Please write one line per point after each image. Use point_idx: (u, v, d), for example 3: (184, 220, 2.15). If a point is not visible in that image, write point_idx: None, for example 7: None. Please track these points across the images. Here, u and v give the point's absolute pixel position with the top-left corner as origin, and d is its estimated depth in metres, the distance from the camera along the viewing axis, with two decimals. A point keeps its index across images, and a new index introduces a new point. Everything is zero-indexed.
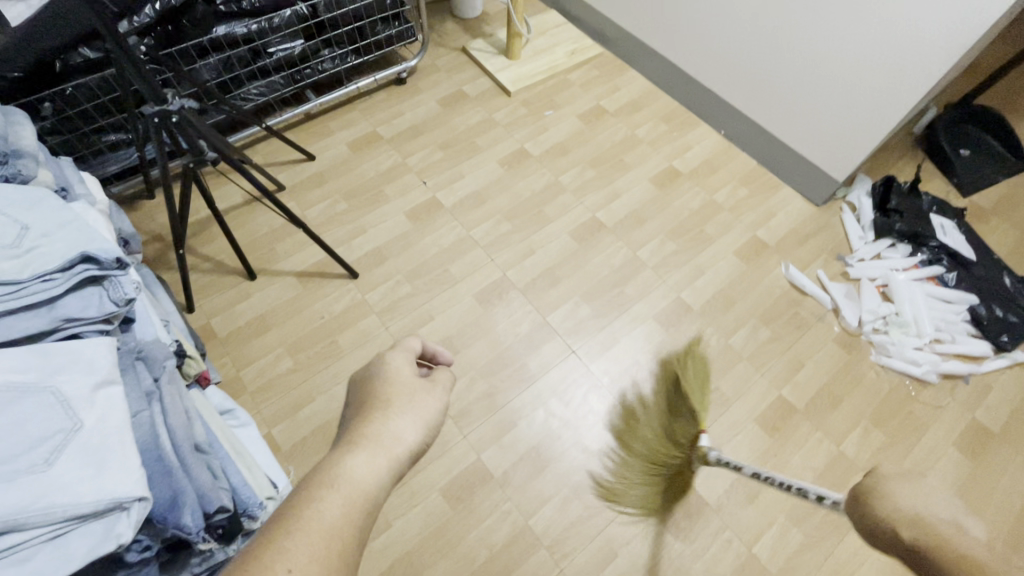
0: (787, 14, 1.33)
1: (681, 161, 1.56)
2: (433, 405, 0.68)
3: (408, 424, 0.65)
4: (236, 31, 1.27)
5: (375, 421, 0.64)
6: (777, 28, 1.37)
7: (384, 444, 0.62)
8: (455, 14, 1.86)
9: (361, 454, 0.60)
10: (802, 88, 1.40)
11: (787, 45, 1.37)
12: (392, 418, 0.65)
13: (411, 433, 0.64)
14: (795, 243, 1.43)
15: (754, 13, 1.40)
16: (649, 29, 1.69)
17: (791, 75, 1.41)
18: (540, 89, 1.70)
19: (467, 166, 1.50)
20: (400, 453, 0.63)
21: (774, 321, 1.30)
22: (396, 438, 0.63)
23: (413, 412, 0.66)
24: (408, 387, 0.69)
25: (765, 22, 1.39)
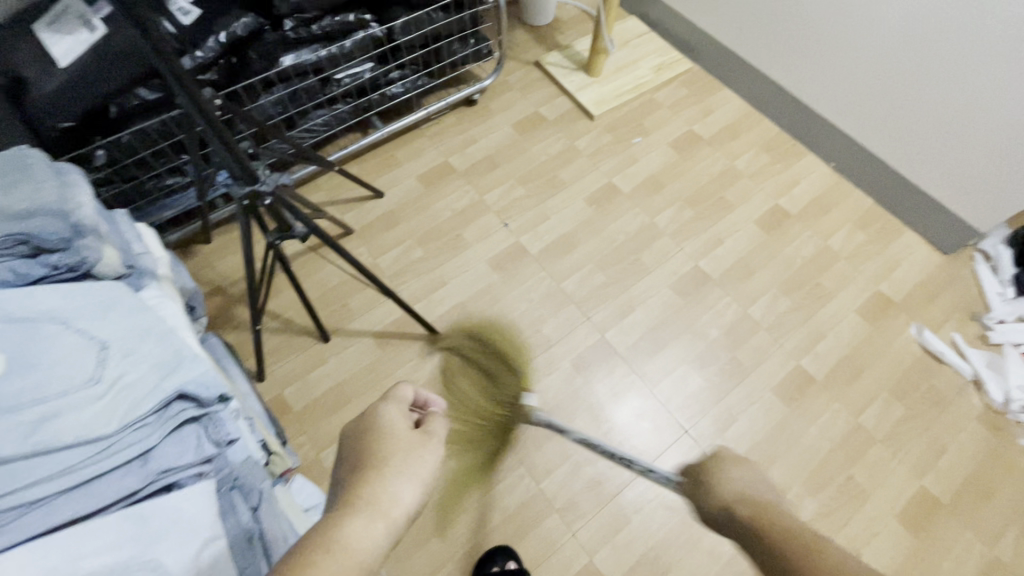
0: (942, 42, 1.13)
1: (788, 199, 1.40)
2: (431, 459, 0.62)
3: (406, 484, 0.58)
4: (305, 60, 1.10)
5: (372, 482, 0.58)
6: (925, 57, 1.17)
7: (382, 508, 0.55)
8: (525, 22, 1.68)
9: (358, 519, 0.53)
10: (947, 126, 1.21)
11: (934, 78, 1.18)
12: (390, 480, 0.58)
13: (409, 495, 0.58)
14: (924, 300, 1.27)
15: (896, 37, 1.20)
16: (752, 44, 1.51)
17: (934, 110, 1.22)
18: (625, 110, 1.53)
19: (551, 206, 1.35)
20: (399, 517, 0.55)
21: (908, 395, 1.16)
22: (393, 502, 0.56)
23: (410, 470, 0.60)
24: (403, 443, 0.63)
25: (910, 50, 1.19)
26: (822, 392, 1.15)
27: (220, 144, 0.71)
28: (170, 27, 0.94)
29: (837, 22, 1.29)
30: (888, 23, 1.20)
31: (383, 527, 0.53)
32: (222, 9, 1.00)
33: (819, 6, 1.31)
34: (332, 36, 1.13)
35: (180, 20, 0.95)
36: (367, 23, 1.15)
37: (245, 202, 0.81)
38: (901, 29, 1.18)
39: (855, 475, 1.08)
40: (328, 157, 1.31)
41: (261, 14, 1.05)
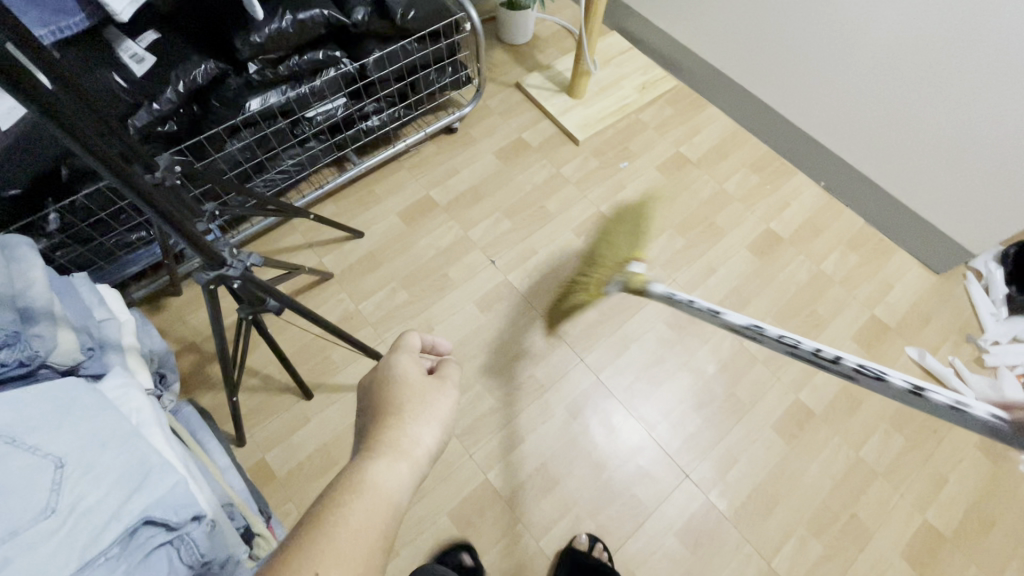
0: (938, 64, 1.10)
1: (780, 222, 1.37)
2: (446, 403, 0.67)
3: (425, 428, 0.64)
4: (274, 103, 1.04)
5: (392, 427, 0.62)
6: (920, 80, 1.14)
7: (405, 449, 0.60)
8: (504, 41, 1.62)
9: (384, 460, 0.57)
10: (944, 148, 1.18)
11: (930, 101, 1.15)
12: (408, 424, 0.63)
13: (429, 437, 0.63)
14: (919, 323, 1.26)
15: (889, 60, 1.17)
16: (736, 61, 1.47)
17: (930, 132, 1.19)
18: (610, 132, 1.48)
19: (539, 239, 1.31)
20: (421, 456, 0.60)
21: (907, 425, 1.14)
22: (415, 443, 0.61)
23: (426, 415, 0.65)
24: (418, 392, 0.67)
25: (903, 72, 1.16)
26: (822, 426, 1.13)
27: (175, 233, 0.61)
28: (120, 82, 0.88)
29: (828, 46, 1.25)
30: (880, 46, 1.16)
31: (406, 465, 0.57)
32: (180, 55, 0.93)
33: (808, 28, 1.27)
34: (300, 76, 1.06)
35: (133, 69, 0.89)
36: (338, 60, 1.08)
37: (211, 287, 0.72)
38: (895, 52, 1.15)
39: (859, 512, 1.06)
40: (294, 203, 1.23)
41: (223, 58, 0.98)
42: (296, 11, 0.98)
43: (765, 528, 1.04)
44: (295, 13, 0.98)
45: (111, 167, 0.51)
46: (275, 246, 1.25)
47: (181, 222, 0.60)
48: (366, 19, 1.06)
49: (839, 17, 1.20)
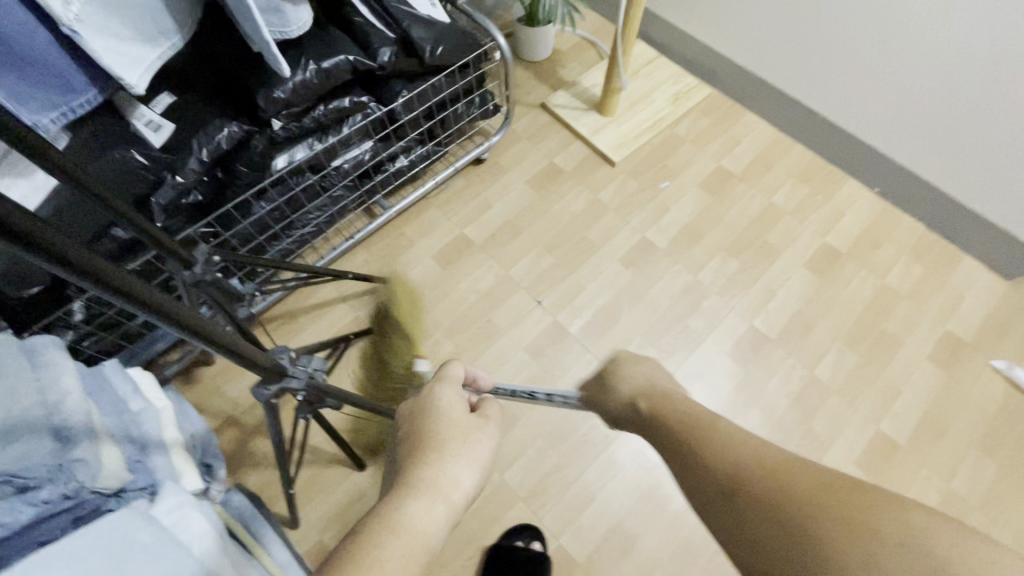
0: (1013, 63, 1.00)
1: (836, 236, 1.29)
2: (487, 445, 0.64)
3: (463, 469, 0.60)
4: (300, 160, 0.96)
5: (431, 464, 0.59)
6: (993, 80, 1.04)
7: (444, 489, 0.57)
8: (524, 59, 1.53)
9: (422, 500, 0.54)
10: (1019, 151, 1.09)
11: (1002, 102, 1.05)
12: (448, 461, 0.60)
13: (467, 478, 0.60)
14: (996, 335, 1.19)
15: (954, 60, 1.07)
16: (774, 65, 1.38)
17: (1001, 136, 1.10)
18: (646, 150, 1.40)
19: (584, 273, 1.23)
20: (460, 498, 0.57)
21: (998, 450, 1.07)
22: (454, 483, 0.58)
23: (467, 454, 0.62)
24: (461, 429, 0.64)
25: (970, 73, 1.07)
26: (907, 458, 1.06)
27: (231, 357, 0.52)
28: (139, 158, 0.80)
29: (882, 48, 1.16)
30: (942, 47, 1.07)
31: (444, 508, 0.54)
32: (201, 120, 0.85)
33: (859, 28, 1.17)
34: (325, 126, 0.98)
35: (151, 139, 0.81)
36: (365, 105, 1.01)
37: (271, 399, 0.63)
38: (962, 52, 1.05)
39: None
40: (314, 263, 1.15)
41: (243, 115, 0.89)
42: (320, 59, 0.90)
43: None
44: (319, 62, 0.90)
45: (136, 299, 0.41)
46: (306, 304, 1.17)
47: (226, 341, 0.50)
48: (392, 59, 0.99)
49: (894, 17, 1.10)
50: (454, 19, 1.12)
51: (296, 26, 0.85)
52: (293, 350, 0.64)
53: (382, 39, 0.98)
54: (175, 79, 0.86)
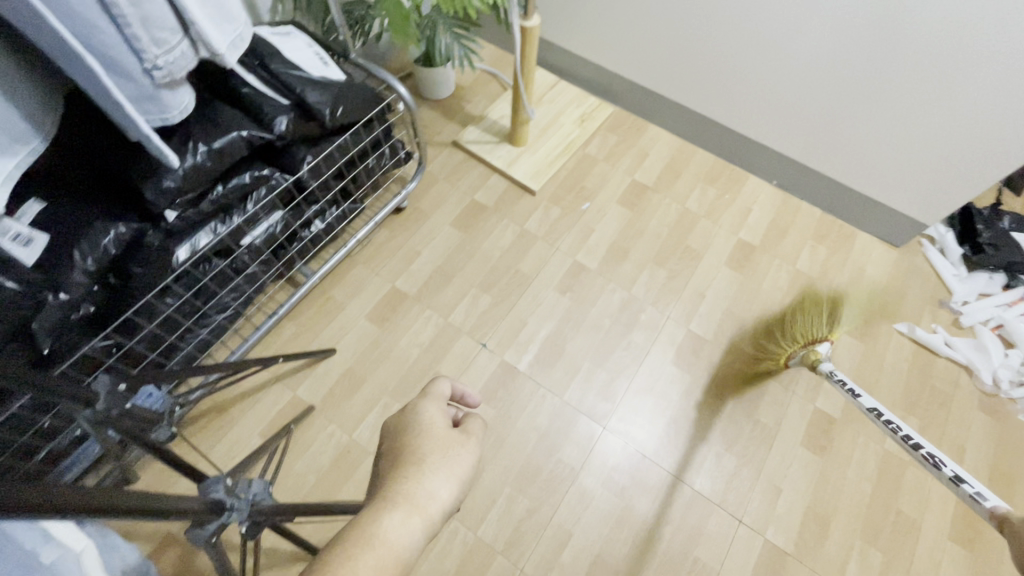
0: (870, 63, 1.13)
1: (748, 231, 1.38)
2: (470, 459, 0.60)
3: (442, 482, 0.57)
4: (203, 247, 0.89)
5: (407, 478, 0.56)
6: (857, 78, 1.16)
7: (419, 504, 0.53)
8: (427, 97, 1.52)
9: (397, 514, 0.51)
10: (888, 136, 1.22)
11: (867, 96, 1.18)
12: (425, 474, 0.56)
13: (445, 492, 0.56)
14: (895, 300, 1.31)
15: (821, 63, 1.18)
16: (662, 80, 1.46)
17: (871, 125, 1.23)
18: (562, 174, 1.43)
19: (523, 306, 1.23)
20: (436, 514, 0.54)
21: (917, 406, 1.18)
22: (431, 498, 0.54)
23: (448, 468, 0.58)
24: (442, 443, 0.60)
25: (836, 74, 1.18)
26: (846, 429, 1.14)
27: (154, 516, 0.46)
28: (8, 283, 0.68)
29: (759, 57, 1.26)
30: (809, 53, 1.18)
31: (420, 523, 0.52)
32: (81, 224, 0.76)
33: (732, 42, 1.27)
34: (226, 206, 0.92)
35: (22, 255, 0.70)
36: (268, 178, 0.95)
37: (209, 539, 0.57)
38: (827, 56, 1.16)
39: (902, 506, 1.07)
40: (226, 358, 1.06)
41: (131, 210, 0.81)
42: (209, 139, 0.84)
43: (825, 552, 1.03)
44: (209, 142, 0.84)
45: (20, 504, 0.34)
46: (234, 394, 1.09)
47: (107, 500, 0.40)
48: (290, 127, 0.94)
49: (764, 29, 1.20)
50: (349, 75, 1.08)
51: (178, 110, 0.78)
52: (228, 478, 0.58)
53: (276, 108, 0.93)
54: (42, 183, 0.77)
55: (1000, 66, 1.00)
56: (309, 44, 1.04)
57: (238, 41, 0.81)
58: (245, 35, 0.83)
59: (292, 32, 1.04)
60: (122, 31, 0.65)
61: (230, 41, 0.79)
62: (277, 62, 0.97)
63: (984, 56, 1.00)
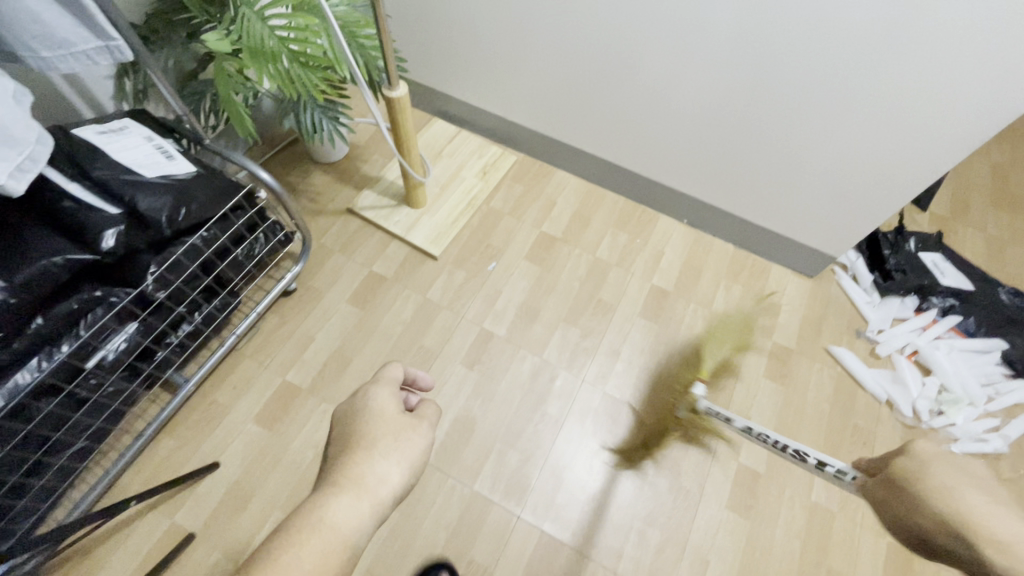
0: (752, 110, 1.11)
1: (661, 276, 1.33)
2: (421, 442, 0.64)
3: (394, 465, 0.61)
4: (23, 391, 0.78)
5: (360, 461, 0.60)
6: (743, 124, 1.15)
7: (368, 488, 0.57)
8: (318, 161, 1.43)
9: (344, 499, 0.56)
10: (783, 176, 1.21)
11: (755, 140, 1.17)
12: (378, 457, 0.61)
13: (396, 475, 0.61)
14: (813, 334, 1.28)
15: (706, 112, 1.17)
16: (560, 127, 1.41)
17: (767, 166, 1.21)
18: (466, 233, 1.36)
19: (428, 387, 1.15)
20: (384, 498, 0.58)
21: (842, 447, 1.14)
22: (379, 483, 0.59)
23: (400, 451, 0.62)
24: (395, 426, 0.64)
25: (722, 122, 1.17)
26: (771, 484, 1.10)
27: None
28: None
29: (648, 107, 1.23)
30: (693, 102, 1.16)
31: (368, 508, 0.56)
32: None
33: (619, 89, 1.23)
34: (52, 339, 0.81)
35: None
36: (104, 297, 0.86)
37: None
38: (711, 106, 1.15)
39: (831, 563, 1.03)
40: (88, 493, 0.95)
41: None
42: (11, 274, 0.74)
43: None
44: (10, 276, 0.74)
45: None
46: (100, 530, 0.97)
47: None
48: (122, 240, 0.84)
49: (647, 82, 1.18)
50: (201, 165, 0.99)
51: None
52: None
53: (101, 221, 0.82)
54: None
55: (872, 105, 0.98)
56: (148, 137, 0.95)
57: (27, 163, 0.71)
58: (38, 155, 0.72)
59: (128, 126, 0.94)
60: None
61: (11, 166, 0.69)
62: (100, 164, 0.86)
63: (855, 97, 0.98)
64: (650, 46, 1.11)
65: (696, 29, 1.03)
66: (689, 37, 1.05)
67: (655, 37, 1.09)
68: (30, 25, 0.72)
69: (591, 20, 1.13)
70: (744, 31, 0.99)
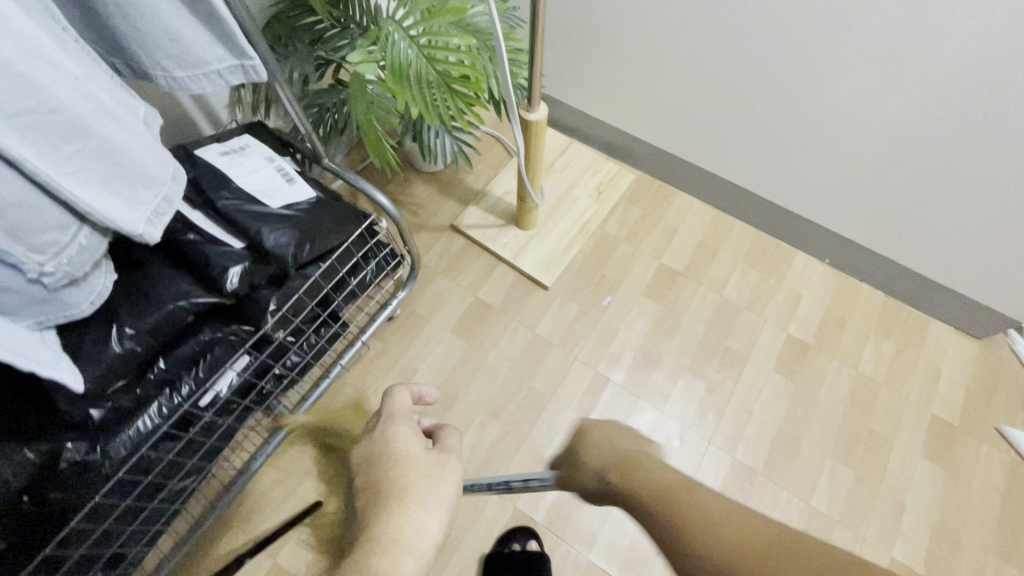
0: (975, 141, 0.88)
1: (799, 324, 1.18)
2: (451, 483, 0.61)
3: (429, 514, 0.57)
4: (143, 439, 0.72)
5: (397, 515, 0.56)
6: (954, 158, 0.92)
7: (409, 544, 0.54)
8: (420, 171, 1.33)
9: (388, 558, 0.52)
10: (994, 223, 0.98)
11: (965, 178, 0.94)
12: (413, 510, 0.57)
13: (434, 523, 0.57)
14: (981, 409, 1.10)
15: (907, 139, 0.94)
16: (690, 144, 1.24)
17: (969, 210, 0.98)
18: (579, 260, 1.23)
19: (538, 436, 1.06)
20: (427, 549, 0.55)
21: (1016, 550, 0.98)
22: (420, 537, 0.55)
23: (434, 497, 0.59)
24: (424, 469, 0.61)
25: (925, 152, 0.94)
26: None
27: None
28: None
29: (810, 131, 1.04)
30: (890, 127, 0.94)
31: (412, 563, 0.52)
32: None
33: (779, 107, 1.04)
34: (172, 380, 0.76)
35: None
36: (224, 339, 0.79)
37: None
38: (915, 132, 0.93)
39: None
40: (193, 531, 0.90)
41: (39, 410, 0.64)
42: (138, 320, 0.69)
43: None
44: (138, 321, 0.68)
45: None
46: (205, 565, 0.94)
47: None
48: (245, 279, 0.76)
49: (835, 96, 0.96)
50: (321, 187, 0.90)
51: (88, 301, 0.61)
52: None
53: (227, 257, 0.74)
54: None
55: None
56: (269, 157, 0.86)
57: (164, 205, 0.62)
58: (174, 193, 0.64)
59: (249, 145, 0.86)
60: None
61: (148, 212, 0.60)
62: (224, 192, 0.79)
63: None
64: (857, 52, 0.89)
65: (934, 33, 0.80)
66: (925, 41, 0.82)
67: (870, 43, 0.86)
68: (165, 42, 0.64)
69: (781, 16, 0.91)
70: (993, 38, 0.77)
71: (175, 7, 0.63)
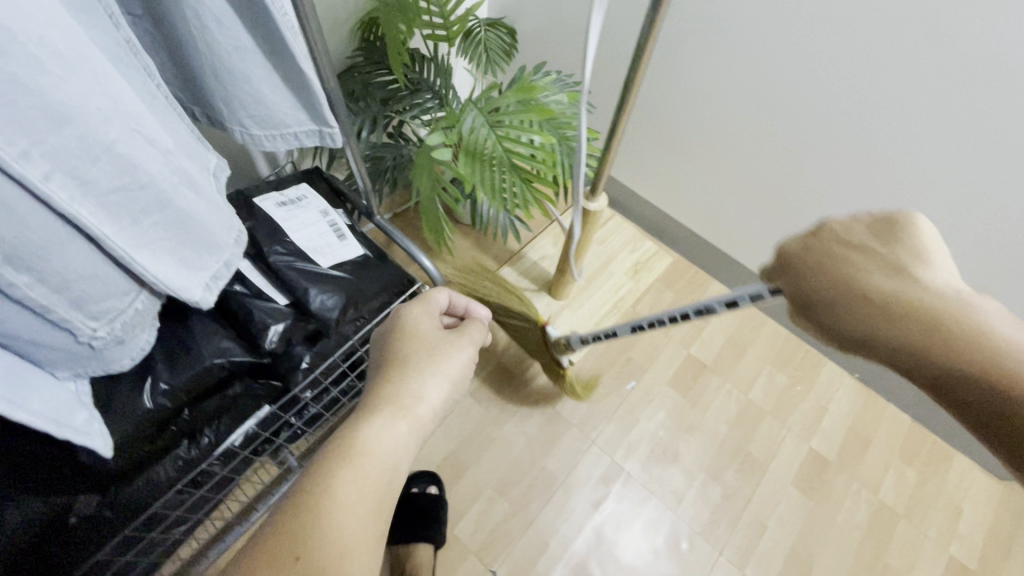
0: None
1: (822, 439, 1.15)
2: (455, 360, 0.63)
3: (429, 381, 0.60)
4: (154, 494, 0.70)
5: (395, 381, 0.59)
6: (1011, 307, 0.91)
7: (405, 407, 0.57)
8: (460, 224, 1.32)
9: (382, 418, 0.55)
10: None
11: None
12: (412, 376, 0.59)
13: (434, 390, 0.59)
14: (1001, 557, 1.07)
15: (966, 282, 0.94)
16: (738, 241, 1.23)
17: None
18: (608, 339, 1.22)
19: (545, 521, 1.02)
20: (423, 413, 0.58)
21: None
22: (416, 401, 0.57)
23: (435, 369, 0.61)
24: (429, 343, 0.63)
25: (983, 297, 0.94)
26: None
27: None
28: None
29: None
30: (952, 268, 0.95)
31: (406, 425, 0.55)
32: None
33: None
34: (193, 432, 0.73)
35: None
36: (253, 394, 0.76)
37: None
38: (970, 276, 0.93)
39: None
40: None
41: (57, 455, 0.60)
42: (174, 376, 0.67)
43: None
44: (172, 377, 0.67)
45: None
46: None
47: None
48: (283, 337, 0.75)
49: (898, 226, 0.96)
50: (368, 243, 0.89)
51: (128, 358, 0.59)
52: None
53: (269, 314, 0.74)
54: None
55: None
56: (324, 210, 0.85)
57: (221, 272, 0.61)
58: (232, 259, 0.63)
59: (306, 196, 0.85)
60: (45, 316, 0.47)
61: (207, 277, 0.59)
62: (278, 246, 0.78)
63: None
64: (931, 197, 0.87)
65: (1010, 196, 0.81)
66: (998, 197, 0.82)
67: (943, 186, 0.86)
68: (250, 105, 0.63)
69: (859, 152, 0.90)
70: None
71: (267, 75, 0.62)
